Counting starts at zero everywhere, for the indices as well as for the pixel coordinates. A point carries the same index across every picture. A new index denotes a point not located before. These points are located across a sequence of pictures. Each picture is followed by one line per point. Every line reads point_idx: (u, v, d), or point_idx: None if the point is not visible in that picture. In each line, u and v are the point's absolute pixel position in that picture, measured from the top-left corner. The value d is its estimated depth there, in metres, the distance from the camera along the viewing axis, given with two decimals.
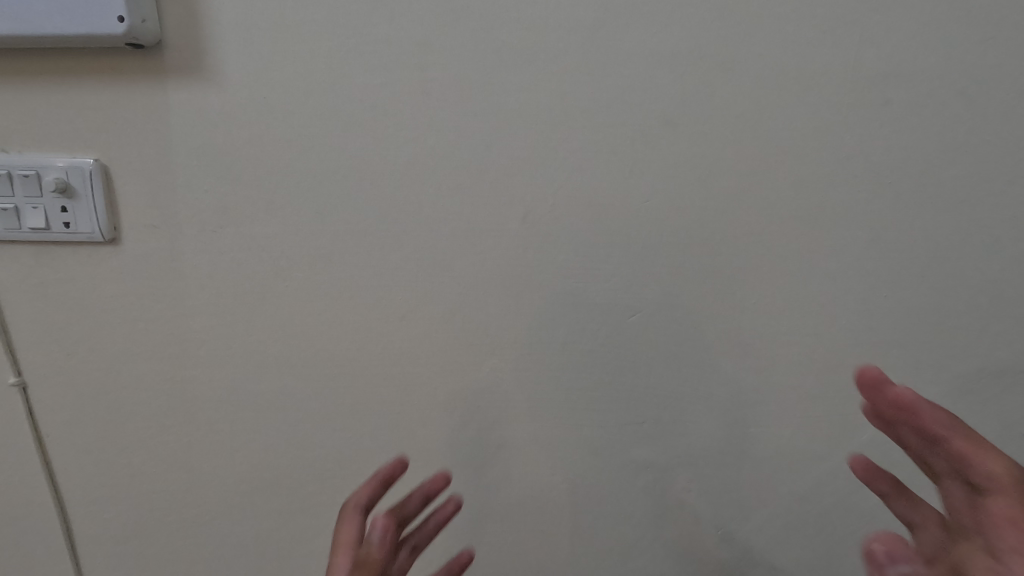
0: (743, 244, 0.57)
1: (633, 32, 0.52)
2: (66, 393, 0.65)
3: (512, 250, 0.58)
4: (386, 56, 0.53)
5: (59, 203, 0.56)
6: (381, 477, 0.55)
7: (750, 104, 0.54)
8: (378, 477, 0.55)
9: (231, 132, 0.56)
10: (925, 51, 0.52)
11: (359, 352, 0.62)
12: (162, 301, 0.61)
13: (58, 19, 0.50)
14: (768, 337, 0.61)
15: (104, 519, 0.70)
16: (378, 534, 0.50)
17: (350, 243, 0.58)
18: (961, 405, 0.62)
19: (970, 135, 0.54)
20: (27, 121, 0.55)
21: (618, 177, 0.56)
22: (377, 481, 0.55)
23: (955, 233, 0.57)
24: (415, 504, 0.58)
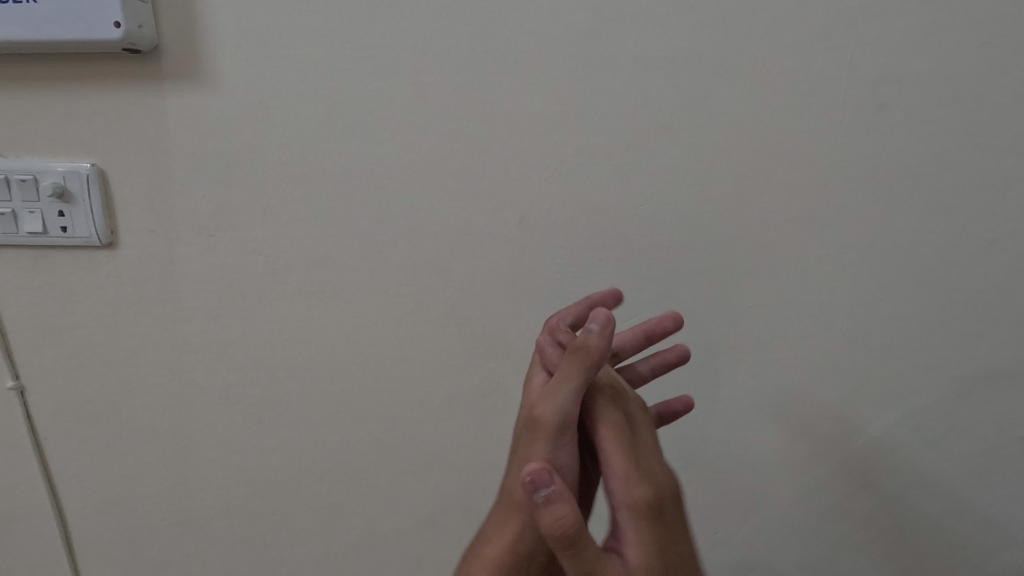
0: (741, 247, 0.58)
1: (629, 37, 0.52)
2: (64, 396, 0.65)
3: (509, 254, 0.58)
4: (383, 60, 0.53)
5: (57, 208, 0.56)
6: (644, 329, 0.55)
7: (746, 108, 0.54)
8: (641, 330, 0.55)
9: (229, 136, 0.56)
10: (921, 55, 0.52)
11: (356, 355, 0.62)
12: (160, 304, 0.61)
13: (55, 25, 0.50)
14: (764, 340, 0.61)
15: (101, 522, 0.70)
16: (596, 324, 0.46)
17: (347, 246, 0.58)
18: (958, 408, 0.62)
19: (966, 139, 0.54)
20: (25, 125, 0.56)
21: (614, 181, 0.56)
22: (639, 333, 0.56)
23: (952, 237, 0.57)
24: (645, 371, 0.58)
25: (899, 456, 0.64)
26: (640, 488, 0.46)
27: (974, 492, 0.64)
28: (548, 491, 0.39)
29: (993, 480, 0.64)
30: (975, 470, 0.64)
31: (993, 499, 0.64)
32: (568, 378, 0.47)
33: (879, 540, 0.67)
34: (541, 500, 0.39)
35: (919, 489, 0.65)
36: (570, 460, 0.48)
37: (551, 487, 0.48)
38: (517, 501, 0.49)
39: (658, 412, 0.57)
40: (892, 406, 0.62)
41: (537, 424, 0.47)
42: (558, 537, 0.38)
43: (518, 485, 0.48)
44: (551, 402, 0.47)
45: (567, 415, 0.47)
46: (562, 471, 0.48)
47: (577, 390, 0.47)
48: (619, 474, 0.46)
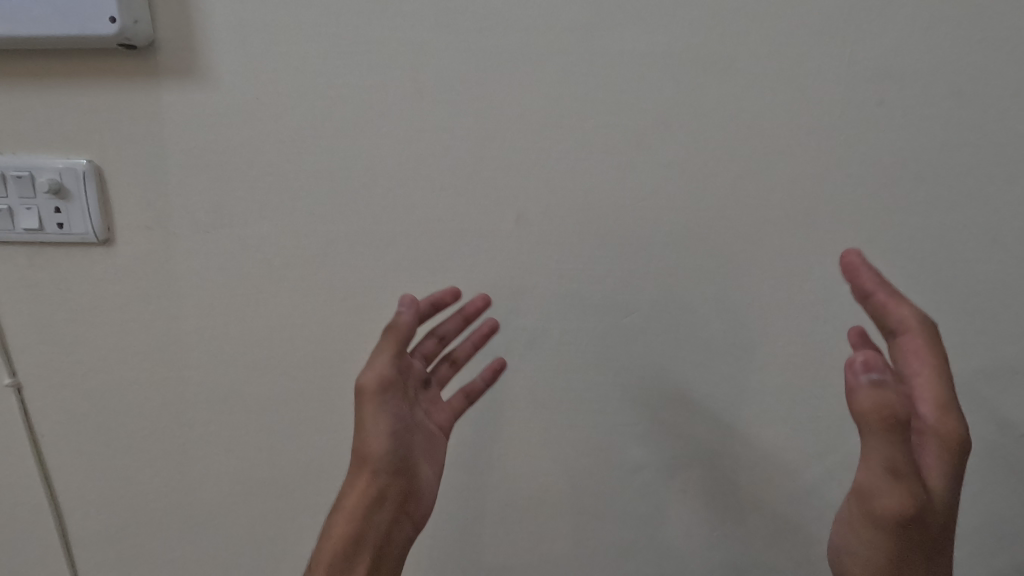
0: (739, 244, 0.57)
1: (626, 32, 0.52)
2: (61, 393, 0.64)
3: (506, 250, 0.58)
4: (379, 56, 0.53)
5: (53, 204, 0.56)
6: (462, 312, 0.58)
7: (745, 104, 0.54)
8: (460, 313, 0.58)
9: (225, 132, 0.56)
10: (921, 50, 0.52)
11: (353, 352, 0.62)
12: (156, 301, 0.61)
13: (51, 21, 0.50)
14: (763, 337, 0.60)
15: (99, 519, 0.70)
16: (404, 306, 0.54)
17: (344, 243, 0.58)
18: (957, 406, 0.61)
19: (966, 135, 0.54)
20: (21, 122, 0.55)
21: (611, 177, 0.56)
22: (460, 318, 0.59)
23: (952, 234, 0.56)
24: (468, 349, 0.60)
25: None
26: (952, 422, 0.45)
27: (975, 491, 0.64)
28: (879, 374, 0.42)
29: (993, 478, 0.63)
30: (976, 468, 0.63)
31: (995, 497, 0.64)
32: (384, 349, 0.54)
33: None
34: (870, 381, 0.42)
35: None
36: (392, 419, 0.54)
37: (380, 443, 0.54)
38: (364, 455, 0.54)
39: (481, 379, 0.61)
40: None
41: (360, 387, 0.53)
42: (879, 418, 0.41)
43: (361, 441, 0.54)
44: (373, 369, 0.53)
45: (384, 378, 0.53)
46: (381, 425, 0.54)
47: (394, 356, 0.54)
48: (931, 400, 0.46)
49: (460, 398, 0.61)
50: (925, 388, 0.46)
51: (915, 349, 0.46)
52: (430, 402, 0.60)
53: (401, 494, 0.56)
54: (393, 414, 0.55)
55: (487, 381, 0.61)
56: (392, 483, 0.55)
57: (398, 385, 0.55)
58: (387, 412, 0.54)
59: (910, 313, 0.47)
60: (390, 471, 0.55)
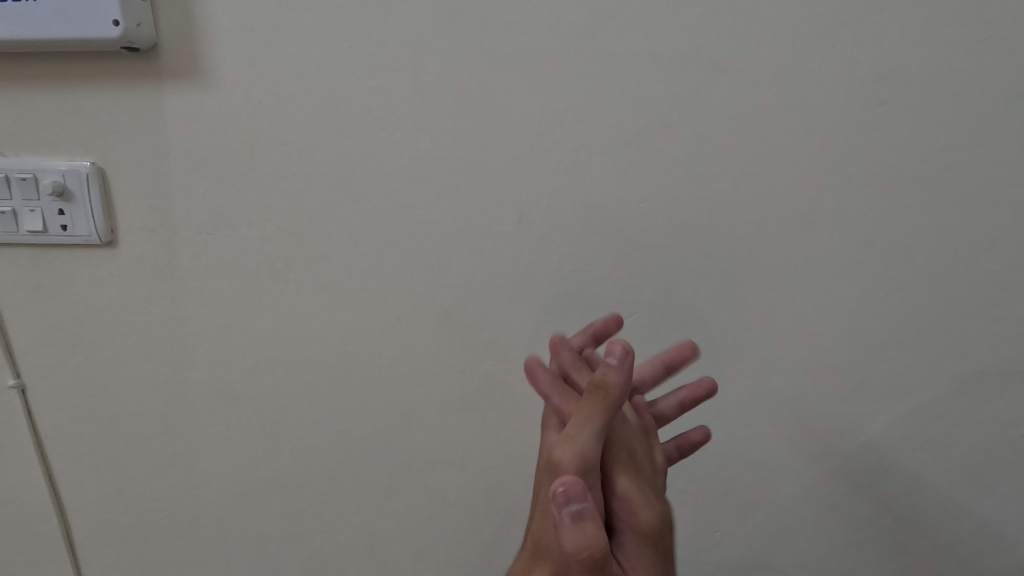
0: (740, 244, 0.57)
1: (627, 34, 0.52)
2: (65, 394, 0.65)
3: (508, 252, 0.58)
4: (381, 59, 0.53)
5: (57, 207, 0.56)
6: (591, 330, 0.57)
7: (746, 105, 0.54)
8: (662, 362, 0.57)
9: (228, 134, 0.56)
10: (923, 50, 0.52)
11: (356, 352, 0.62)
12: (161, 303, 0.61)
13: (54, 24, 0.50)
14: (766, 338, 0.60)
15: (103, 520, 0.70)
16: (615, 358, 0.44)
17: (346, 243, 0.58)
18: (960, 404, 0.61)
19: (967, 134, 0.54)
20: (25, 125, 0.56)
21: (613, 178, 0.56)
22: (659, 366, 0.57)
23: (954, 234, 0.56)
24: (672, 405, 0.58)
25: (900, 455, 0.63)
26: (643, 530, 0.43)
27: (976, 491, 0.64)
28: (580, 506, 0.39)
29: (997, 477, 0.63)
30: (977, 469, 0.63)
31: (996, 497, 0.64)
32: (585, 420, 0.45)
33: (882, 539, 0.66)
34: (603, 502, 0.44)
35: (923, 488, 0.64)
36: (588, 510, 0.45)
37: (557, 536, 0.45)
38: (545, 545, 0.46)
39: (675, 445, 0.59)
40: (893, 403, 0.62)
41: (558, 468, 0.45)
42: (582, 558, 0.39)
43: (545, 528, 0.46)
44: (569, 446, 0.45)
45: (586, 459, 0.44)
46: (569, 519, 0.44)
47: (599, 430, 0.45)
48: (619, 505, 0.44)
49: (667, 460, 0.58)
50: (621, 500, 0.44)
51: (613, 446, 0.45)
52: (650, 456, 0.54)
53: None
54: (591, 502, 0.45)
55: (680, 448, 0.60)
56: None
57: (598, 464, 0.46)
58: (586, 502, 0.44)
59: (588, 380, 0.50)
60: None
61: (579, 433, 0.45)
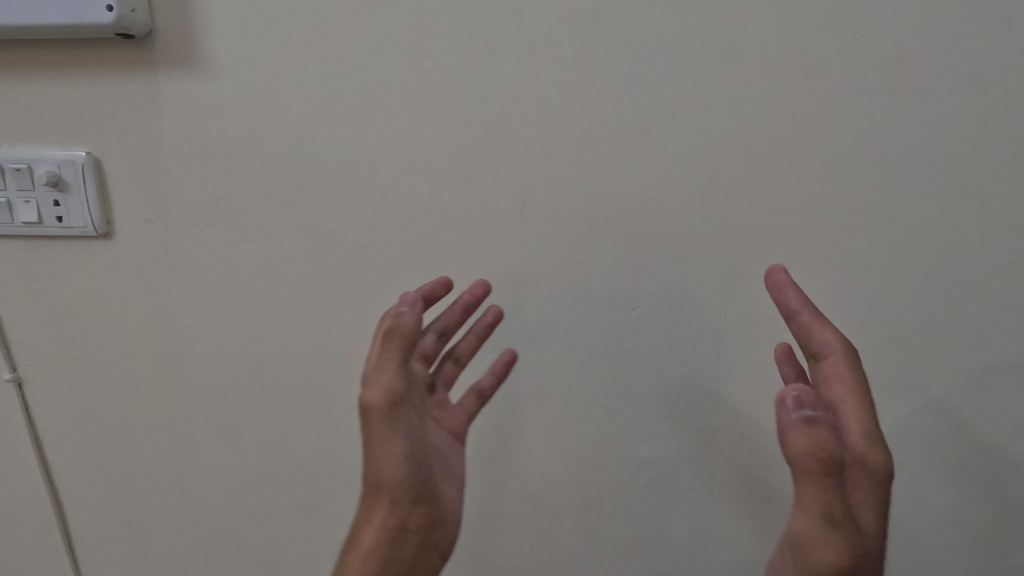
0: (748, 234, 0.56)
1: (631, 20, 0.51)
2: (61, 388, 0.64)
3: (509, 244, 0.57)
4: (380, 46, 0.52)
5: (52, 197, 0.55)
6: (462, 303, 0.56)
7: (753, 92, 0.52)
8: (460, 305, 0.56)
9: (224, 124, 0.55)
10: (936, 35, 0.51)
11: (357, 346, 0.61)
12: (158, 295, 0.60)
13: (46, 10, 0.49)
14: (774, 332, 0.59)
15: (101, 514, 0.69)
16: (406, 307, 0.49)
17: (344, 234, 0.57)
18: (971, 398, 0.60)
19: (979, 124, 0.52)
20: (19, 115, 0.55)
21: (617, 168, 0.55)
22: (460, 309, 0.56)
23: (966, 223, 0.55)
24: (471, 343, 0.57)
25: (911, 451, 0.62)
26: (822, 433, 0.40)
27: (988, 490, 0.62)
28: (812, 411, 0.40)
29: (1008, 474, 0.62)
30: (987, 465, 0.62)
31: (1009, 494, 0.62)
32: (388, 360, 0.48)
33: (892, 538, 0.65)
34: (803, 419, 0.40)
35: (933, 486, 0.63)
36: (405, 437, 0.50)
37: (396, 468, 0.49)
38: (382, 482, 0.49)
39: (491, 374, 0.59)
40: (904, 398, 0.60)
41: (370, 408, 0.48)
42: (817, 457, 0.40)
43: (373, 466, 0.49)
44: (377, 386, 0.48)
45: (394, 395, 0.48)
46: (394, 452, 0.49)
47: (399, 367, 0.49)
48: (855, 432, 0.46)
49: (472, 398, 0.59)
50: (855, 422, 0.46)
51: (840, 375, 0.47)
52: (437, 407, 0.56)
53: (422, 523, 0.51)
54: (405, 433, 0.50)
55: (500, 376, 0.59)
56: (415, 510, 0.51)
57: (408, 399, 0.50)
58: (397, 435, 0.49)
59: (833, 336, 0.48)
60: (410, 500, 0.50)
61: (382, 374, 0.48)
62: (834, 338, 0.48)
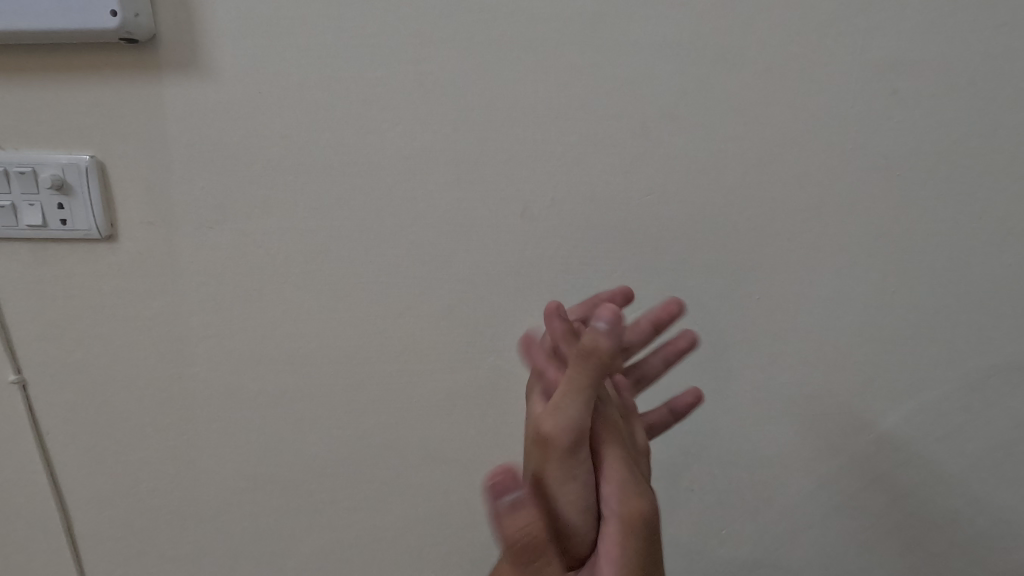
0: (748, 237, 0.56)
1: (632, 24, 0.51)
2: (66, 389, 0.64)
3: (511, 246, 0.57)
4: (382, 49, 0.53)
5: (56, 200, 0.56)
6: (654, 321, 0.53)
7: (752, 95, 0.53)
8: (650, 322, 0.53)
9: (228, 127, 0.55)
10: (936, 38, 0.51)
11: (360, 347, 0.62)
12: (161, 297, 0.61)
13: (51, 15, 0.50)
14: (774, 334, 0.59)
15: (104, 515, 0.70)
16: (603, 321, 0.41)
17: (346, 236, 0.58)
18: (971, 399, 0.60)
19: (978, 126, 0.53)
20: (23, 119, 0.55)
21: (619, 171, 0.55)
22: (647, 327, 0.53)
23: (967, 225, 0.55)
24: (658, 367, 0.55)
25: (911, 452, 0.62)
26: (639, 501, 0.43)
27: (988, 489, 0.63)
28: (588, 450, 0.42)
29: (1008, 473, 0.62)
30: (987, 466, 0.62)
31: (1009, 494, 0.63)
32: (570, 393, 0.41)
33: (892, 538, 0.65)
34: (586, 472, 0.43)
35: (934, 486, 0.63)
36: (586, 476, 0.43)
37: (576, 510, 0.42)
38: (556, 526, 0.42)
39: (667, 408, 0.57)
40: (903, 400, 0.61)
41: (548, 442, 0.41)
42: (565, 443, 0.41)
43: (547, 510, 0.42)
44: (555, 419, 0.41)
45: (581, 431, 0.41)
46: (573, 491, 0.42)
47: (583, 403, 0.41)
48: (614, 484, 0.43)
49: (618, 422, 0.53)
50: (612, 468, 0.43)
51: (558, 389, 0.46)
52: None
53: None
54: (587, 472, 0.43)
55: (675, 410, 0.57)
56: (568, 560, 0.43)
57: (593, 432, 0.44)
58: (583, 473, 0.42)
59: (562, 327, 0.46)
60: (563, 549, 0.43)
61: (567, 407, 0.41)
62: (558, 331, 0.46)
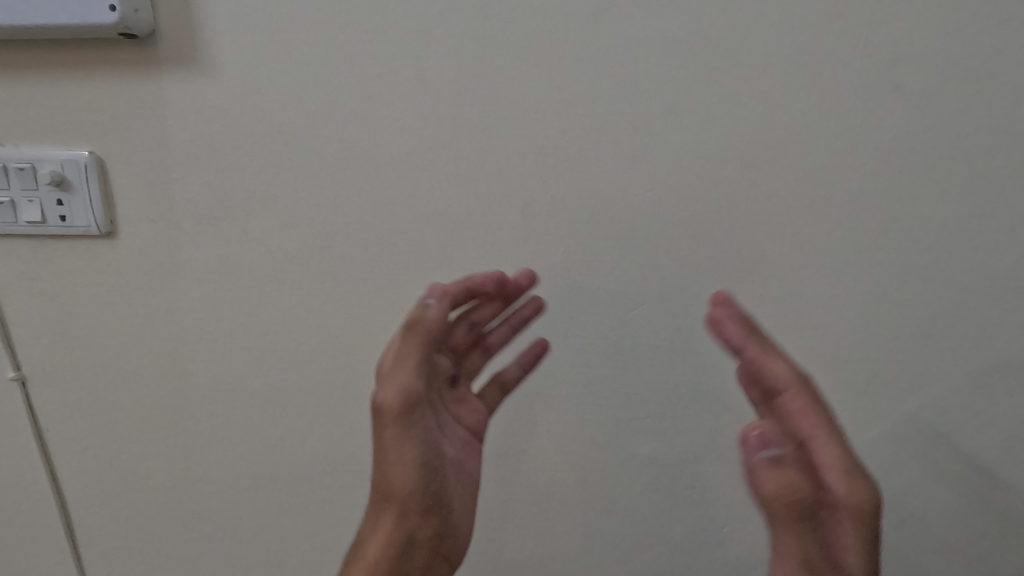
0: (750, 233, 0.56)
1: (633, 18, 0.51)
2: (65, 386, 0.64)
3: (512, 242, 0.57)
4: (382, 45, 0.52)
5: (55, 197, 0.55)
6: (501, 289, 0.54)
7: (754, 91, 0.52)
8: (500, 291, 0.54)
9: (227, 123, 0.55)
10: (939, 33, 0.50)
11: (359, 344, 0.61)
12: (161, 294, 0.61)
13: (49, 10, 0.50)
14: (776, 331, 0.59)
15: (104, 512, 0.70)
16: (434, 299, 0.47)
17: (346, 233, 0.57)
18: (974, 397, 0.60)
19: (982, 121, 0.52)
20: (22, 115, 0.55)
21: (620, 167, 0.55)
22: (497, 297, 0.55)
23: (969, 222, 0.55)
24: (502, 333, 0.57)
25: (914, 449, 0.62)
26: (860, 487, 0.38)
27: (991, 487, 0.62)
28: (777, 451, 0.37)
29: (1012, 471, 0.62)
30: (990, 463, 0.62)
31: (1012, 492, 0.62)
32: (407, 357, 0.47)
33: (895, 537, 0.64)
34: (768, 459, 0.37)
35: (938, 484, 0.63)
36: (421, 442, 0.48)
37: (408, 476, 0.48)
38: (392, 490, 0.48)
39: (516, 367, 0.58)
40: (905, 397, 0.60)
41: (383, 409, 0.46)
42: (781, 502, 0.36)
43: (383, 474, 0.48)
44: (391, 386, 0.47)
45: (409, 394, 0.47)
46: (408, 456, 0.47)
47: (416, 368, 0.47)
48: (834, 466, 0.37)
49: (495, 391, 0.58)
50: (828, 452, 0.38)
51: (796, 408, 0.39)
52: (453, 402, 0.55)
53: (432, 535, 0.50)
54: (420, 437, 0.48)
55: (526, 368, 0.58)
56: (425, 521, 0.49)
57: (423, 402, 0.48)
58: (412, 439, 0.48)
59: (784, 366, 0.40)
60: (421, 510, 0.49)
61: (399, 373, 0.47)
62: (781, 368, 0.40)
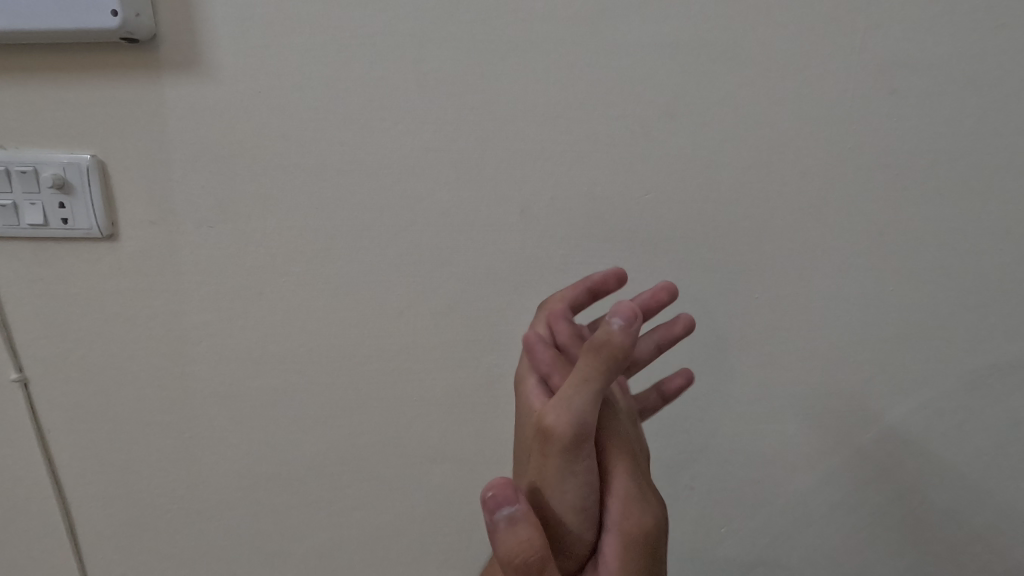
0: (748, 235, 0.56)
1: (632, 23, 0.51)
2: (67, 387, 0.65)
3: (512, 245, 0.57)
4: (382, 49, 0.53)
5: (57, 199, 0.56)
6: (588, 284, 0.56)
7: (752, 94, 0.53)
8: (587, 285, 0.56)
9: (228, 126, 0.55)
10: (936, 37, 0.51)
11: (360, 345, 0.62)
12: (163, 295, 0.61)
13: (51, 14, 0.50)
14: (773, 332, 0.60)
15: (107, 512, 0.70)
16: (619, 319, 0.44)
17: (347, 235, 0.58)
18: (971, 397, 0.60)
19: (979, 125, 0.53)
20: (24, 118, 0.55)
21: (618, 170, 0.55)
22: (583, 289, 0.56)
23: (964, 226, 0.55)
24: (612, 336, 0.56)
25: (911, 450, 0.62)
26: (524, 532, 0.42)
27: (988, 487, 0.63)
28: (510, 510, 0.42)
29: (1008, 471, 0.62)
30: (986, 464, 0.62)
31: (1009, 492, 0.63)
32: (581, 385, 0.46)
33: (892, 536, 0.65)
34: (504, 519, 0.42)
35: (934, 483, 0.63)
36: (584, 474, 0.48)
37: (572, 501, 0.48)
38: (545, 511, 0.48)
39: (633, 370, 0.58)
40: (902, 398, 0.61)
41: (552, 433, 0.47)
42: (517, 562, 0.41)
43: (543, 493, 0.49)
44: (566, 415, 0.47)
45: (582, 425, 0.47)
46: (572, 486, 0.48)
47: (587, 399, 0.47)
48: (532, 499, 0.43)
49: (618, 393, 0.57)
50: (530, 499, 0.43)
51: None
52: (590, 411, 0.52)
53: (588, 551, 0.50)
54: (583, 468, 0.48)
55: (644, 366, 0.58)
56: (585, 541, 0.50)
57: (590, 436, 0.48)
58: (575, 472, 0.48)
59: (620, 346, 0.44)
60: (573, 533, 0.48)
61: (570, 402, 0.47)
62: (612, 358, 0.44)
